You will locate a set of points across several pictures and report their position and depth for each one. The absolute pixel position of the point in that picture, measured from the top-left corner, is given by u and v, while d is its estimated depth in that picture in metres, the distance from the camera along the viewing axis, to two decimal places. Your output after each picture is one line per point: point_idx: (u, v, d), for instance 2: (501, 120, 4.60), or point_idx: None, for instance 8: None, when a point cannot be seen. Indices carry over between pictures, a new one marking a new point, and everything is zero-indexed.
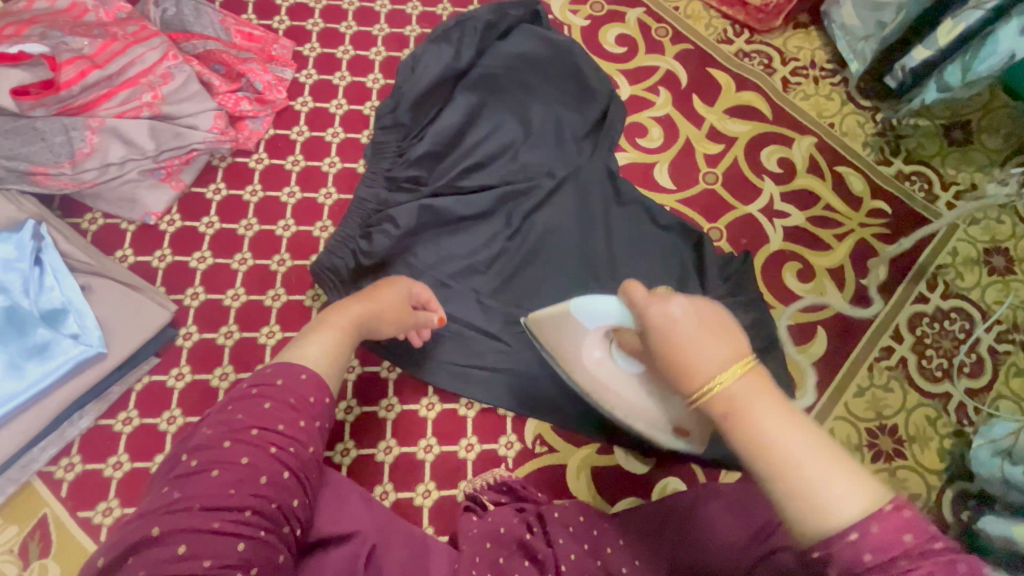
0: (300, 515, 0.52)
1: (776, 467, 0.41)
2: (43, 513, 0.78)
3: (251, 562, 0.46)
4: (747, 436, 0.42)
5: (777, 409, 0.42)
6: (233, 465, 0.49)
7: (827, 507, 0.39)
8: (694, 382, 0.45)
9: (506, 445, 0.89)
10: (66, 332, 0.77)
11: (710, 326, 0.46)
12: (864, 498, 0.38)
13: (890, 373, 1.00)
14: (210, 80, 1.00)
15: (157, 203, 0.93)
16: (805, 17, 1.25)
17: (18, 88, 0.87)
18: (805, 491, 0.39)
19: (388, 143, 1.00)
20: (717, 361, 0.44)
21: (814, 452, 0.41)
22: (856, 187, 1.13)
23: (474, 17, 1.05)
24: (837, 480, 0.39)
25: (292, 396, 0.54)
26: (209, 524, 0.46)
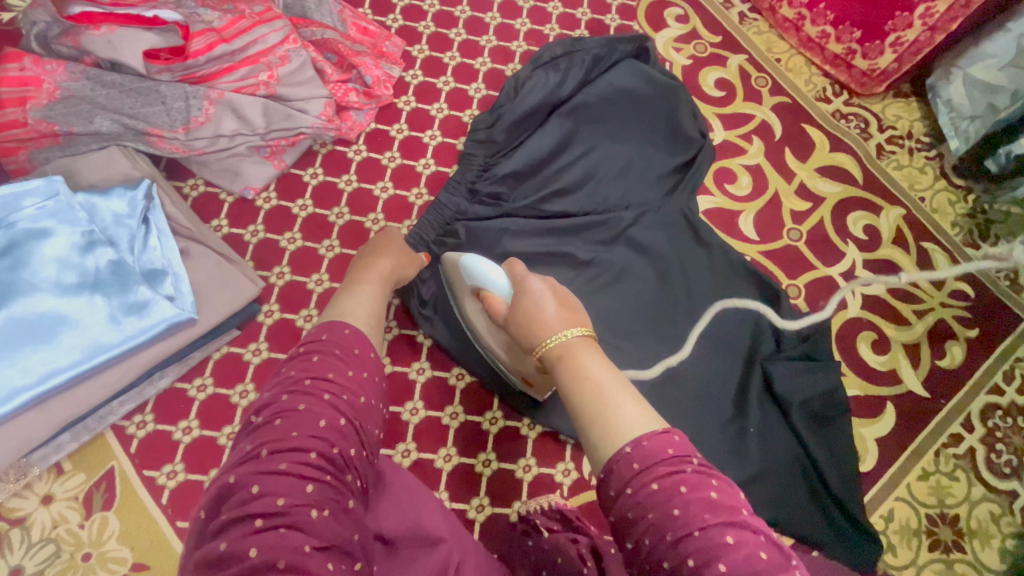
0: (359, 466, 0.54)
1: (589, 403, 0.49)
2: (111, 465, 0.79)
3: (321, 503, 0.48)
4: (574, 374, 0.52)
5: (594, 354, 0.54)
6: (291, 411, 0.53)
7: (614, 424, 0.46)
8: (541, 333, 0.58)
9: (563, 472, 0.88)
10: (162, 293, 0.78)
11: (564, 300, 0.61)
12: (645, 423, 0.46)
13: (956, 462, 0.97)
14: (323, 67, 1.02)
15: (257, 178, 0.95)
16: (907, 87, 1.24)
17: (149, 51, 0.91)
18: (603, 427, 0.47)
19: (477, 158, 1.02)
20: (561, 320, 0.58)
21: (612, 385, 0.50)
22: (941, 265, 1.11)
23: (582, 50, 1.08)
24: (627, 411, 0.47)
25: (337, 348, 0.59)
26: (276, 466, 0.49)
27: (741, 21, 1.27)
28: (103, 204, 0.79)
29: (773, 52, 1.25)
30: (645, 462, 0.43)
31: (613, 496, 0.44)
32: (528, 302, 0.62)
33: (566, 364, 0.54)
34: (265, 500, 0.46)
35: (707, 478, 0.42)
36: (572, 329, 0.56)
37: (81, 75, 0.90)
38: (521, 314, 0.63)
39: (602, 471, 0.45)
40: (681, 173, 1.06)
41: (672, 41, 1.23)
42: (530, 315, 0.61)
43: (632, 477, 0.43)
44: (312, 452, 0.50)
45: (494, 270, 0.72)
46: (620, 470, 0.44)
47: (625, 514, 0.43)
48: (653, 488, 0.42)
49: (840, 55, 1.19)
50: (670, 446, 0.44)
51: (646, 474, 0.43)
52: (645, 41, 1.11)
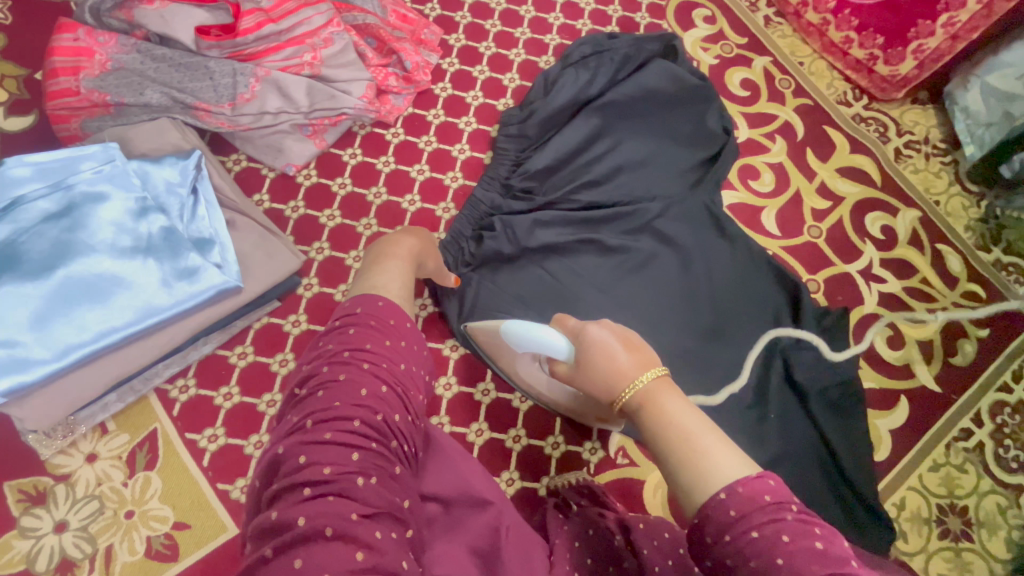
0: (402, 432, 0.56)
1: (676, 449, 0.49)
2: (153, 427, 0.81)
3: (366, 470, 0.49)
4: (658, 420, 0.52)
5: (676, 397, 0.53)
6: (333, 382, 0.54)
7: (708, 473, 0.46)
8: (618, 382, 0.57)
9: (590, 450, 0.90)
10: (211, 261, 0.80)
11: (629, 342, 0.60)
12: (740, 468, 0.46)
13: (966, 455, 1.01)
14: (364, 51, 1.05)
15: (299, 155, 0.98)
16: (925, 94, 1.28)
17: (200, 27, 0.94)
18: (696, 476, 0.47)
19: (506, 153, 1.04)
20: (633, 365, 0.57)
21: (701, 429, 0.50)
22: (954, 266, 1.14)
23: (609, 49, 1.10)
24: (721, 456, 0.47)
25: (372, 319, 0.60)
26: (322, 436, 0.50)
27: (766, 24, 1.31)
28: (155, 172, 0.81)
29: (796, 56, 1.29)
30: (742, 509, 0.44)
31: (710, 541, 0.45)
32: (595, 350, 0.62)
33: (649, 411, 0.53)
34: (312, 469, 0.48)
35: (809, 527, 0.43)
36: (647, 374, 0.55)
37: (133, 48, 0.92)
38: (591, 367, 0.61)
39: (698, 520, 0.46)
40: (705, 167, 1.08)
41: (700, 41, 1.26)
42: (601, 362, 0.60)
43: (730, 524, 0.44)
44: (356, 421, 0.51)
45: (547, 332, 0.71)
46: (714, 517, 0.44)
47: (725, 560, 0.44)
48: (753, 536, 0.42)
49: (862, 61, 1.23)
50: (767, 493, 0.44)
51: (744, 522, 0.43)
52: (672, 39, 1.13)
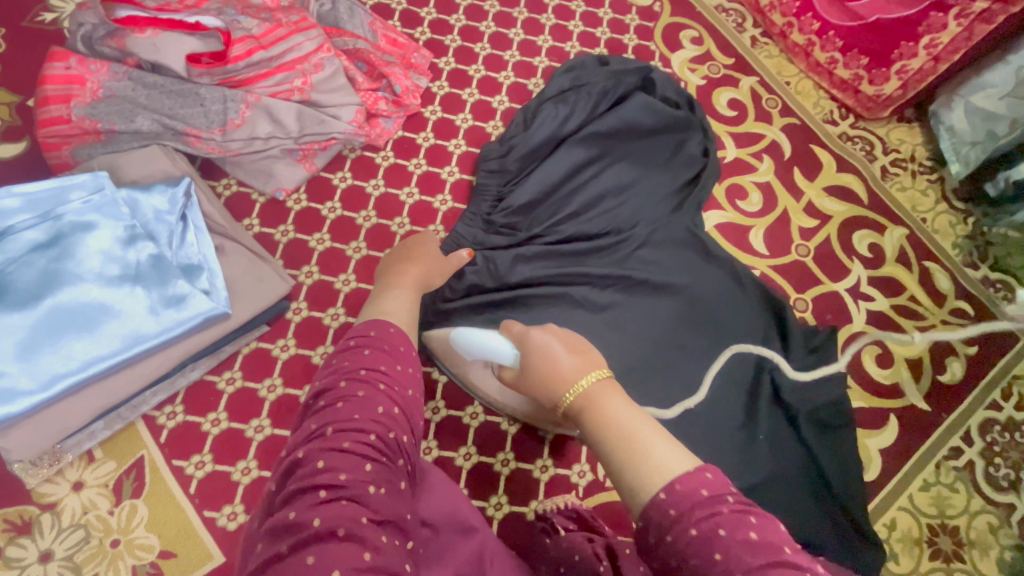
0: (408, 450, 0.57)
1: (617, 448, 0.51)
2: (140, 454, 0.81)
3: (377, 480, 0.51)
4: (600, 421, 0.54)
5: (621, 399, 0.56)
6: (352, 396, 0.56)
7: (645, 465, 0.48)
8: (564, 390, 0.60)
9: (579, 473, 0.90)
10: (198, 287, 0.81)
11: (572, 345, 0.64)
12: (676, 461, 0.48)
13: (956, 474, 1.01)
14: (354, 76, 1.06)
15: (289, 180, 0.98)
16: (910, 113, 1.29)
17: (191, 55, 0.95)
18: (634, 474, 0.48)
19: (489, 187, 1.04)
20: (573, 369, 0.60)
21: (643, 428, 0.52)
22: (941, 284, 1.15)
23: (589, 80, 1.11)
24: (662, 452, 0.49)
25: (386, 343, 0.63)
26: (339, 444, 0.52)
27: (753, 45, 1.33)
28: (144, 200, 0.82)
29: (783, 75, 1.30)
30: (681, 505, 0.44)
31: (655, 540, 0.46)
32: (538, 353, 0.65)
33: (593, 414, 0.56)
34: (329, 475, 0.50)
35: (744, 516, 0.43)
36: (590, 378, 0.58)
37: (125, 76, 0.93)
38: (538, 374, 0.64)
39: (640, 517, 0.47)
40: (688, 190, 1.09)
41: (687, 62, 1.28)
42: (544, 367, 0.63)
43: (671, 523, 0.44)
44: (372, 435, 0.53)
45: (495, 338, 0.75)
46: (656, 514, 0.45)
47: (669, 558, 0.44)
48: (692, 534, 0.43)
49: (847, 81, 1.25)
50: (704, 486, 0.45)
51: (682, 519, 0.44)
52: (650, 71, 1.13)
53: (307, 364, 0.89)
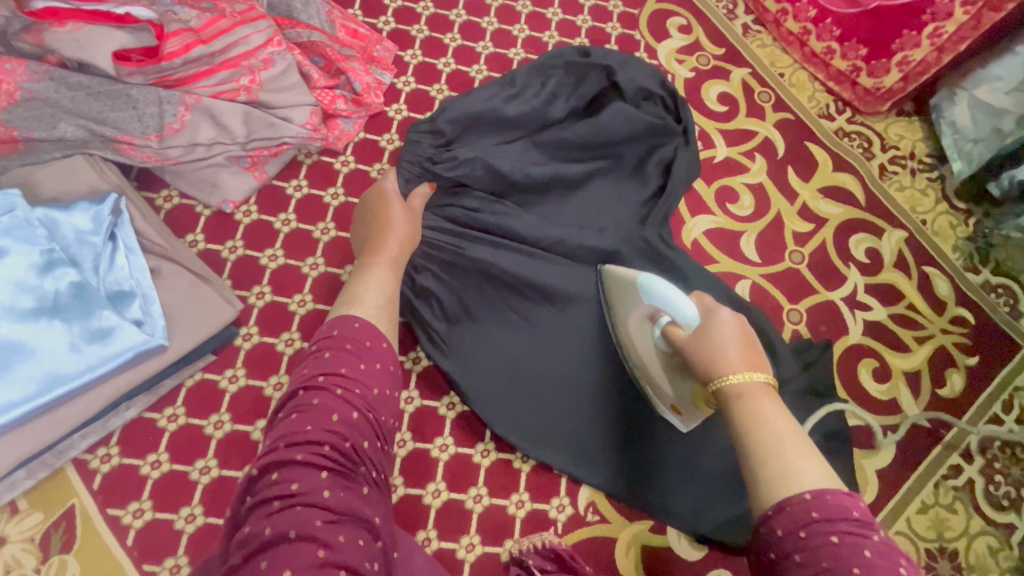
0: (374, 456, 0.58)
1: (764, 446, 0.51)
2: (71, 503, 0.73)
3: (336, 485, 0.52)
4: (750, 415, 0.53)
5: (777, 405, 0.54)
6: (308, 406, 0.57)
7: (795, 479, 0.48)
8: (725, 371, 0.58)
9: (558, 507, 0.83)
10: (129, 317, 0.72)
11: (748, 341, 0.60)
12: (827, 483, 0.48)
13: (955, 494, 0.96)
14: (309, 72, 0.96)
15: (237, 191, 0.89)
16: (910, 106, 1.22)
17: (120, 52, 0.84)
18: (781, 475, 0.49)
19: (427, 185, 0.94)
20: (744, 361, 0.58)
21: (798, 441, 0.51)
22: (941, 290, 1.09)
23: (556, 76, 1.02)
24: (810, 468, 0.49)
25: (347, 343, 0.62)
26: (296, 455, 0.54)
27: (745, 33, 1.24)
28: (64, 220, 0.73)
29: (776, 66, 1.22)
30: (825, 514, 0.45)
31: (778, 536, 0.46)
32: (713, 331, 0.62)
33: (743, 403, 0.55)
34: (284, 483, 0.52)
35: (894, 553, 0.44)
36: (757, 375, 0.56)
37: (45, 75, 0.82)
38: (703, 348, 0.62)
39: (769, 512, 0.48)
40: (652, 201, 1.00)
41: (675, 53, 1.19)
42: (714, 348, 0.60)
43: (809, 522, 0.45)
44: (325, 445, 0.54)
45: (682, 298, 0.70)
46: (795, 513, 0.46)
47: (791, 555, 0.45)
48: (832, 540, 0.44)
49: (845, 72, 1.17)
50: (855, 508, 0.46)
51: (824, 524, 0.45)
52: (630, 64, 1.05)
53: (258, 397, 0.81)
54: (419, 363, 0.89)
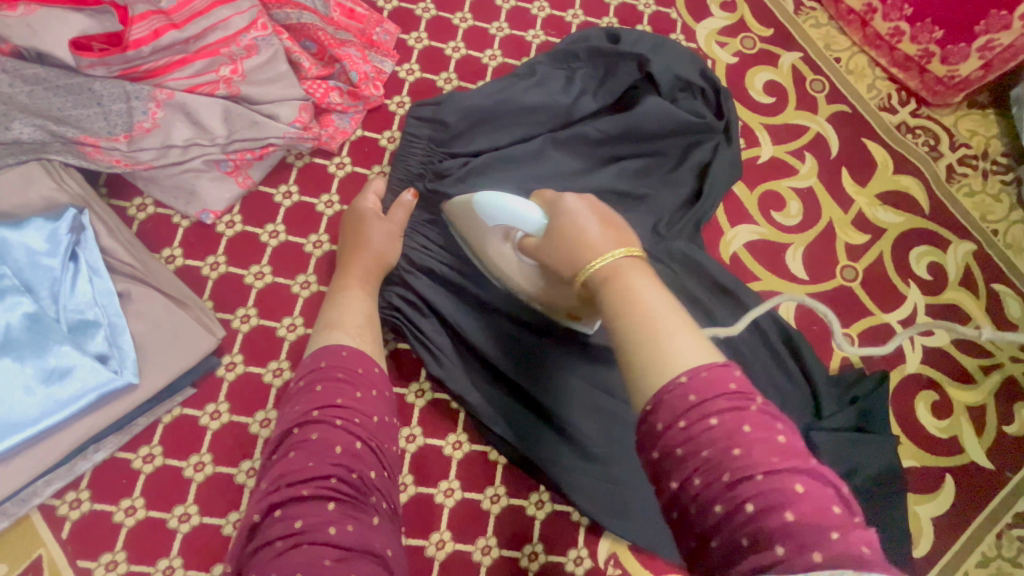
0: (382, 486, 0.51)
1: (636, 327, 0.40)
2: (37, 554, 0.66)
3: (341, 519, 0.45)
4: (619, 295, 0.42)
5: (651, 280, 0.43)
6: (305, 443, 0.49)
7: (670, 357, 0.38)
8: (587, 258, 0.47)
9: (575, 560, 0.75)
10: (91, 352, 0.64)
11: (608, 218, 0.50)
12: (704, 355, 0.39)
13: (1021, 545, 0.85)
14: (299, 60, 0.84)
15: (218, 200, 0.79)
16: (984, 96, 1.07)
17: (79, 40, 0.72)
18: (655, 361, 0.38)
19: (422, 184, 0.84)
20: (605, 238, 0.47)
21: (670, 310, 0.41)
22: (1012, 312, 0.96)
23: (582, 68, 0.90)
24: (685, 340, 0.39)
25: (340, 370, 0.55)
26: (299, 493, 0.46)
27: (797, 10, 1.09)
28: (15, 239, 0.64)
29: (832, 50, 1.07)
30: (704, 393, 0.37)
31: (659, 431, 0.37)
32: (572, 222, 0.51)
33: (611, 285, 0.44)
34: (285, 522, 0.45)
35: (774, 421, 0.37)
36: (621, 250, 0.45)
37: None
38: (564, 241, 0.50)
39: (648, 405, 0.38)
40: (682, 210, 0.89)
41: (716, 34, 1.04)
42: (576, 236, 0.49)
43: (687, 410, 0.36)
44: (330, 477, 0.47)
45: (522, 203, 0.61)
46: (673, 402, 0.37)
47: (674, 452, 0.36)
48: (711, 423, 0.36)
49: (913, 58, 1.02)
50: (732, 380, 0.38)
51: (701, 408, 0.36)
52: (666, 48, 0.91)
53: (242, 435, 0.73)
54: (425, 395, 0.79)
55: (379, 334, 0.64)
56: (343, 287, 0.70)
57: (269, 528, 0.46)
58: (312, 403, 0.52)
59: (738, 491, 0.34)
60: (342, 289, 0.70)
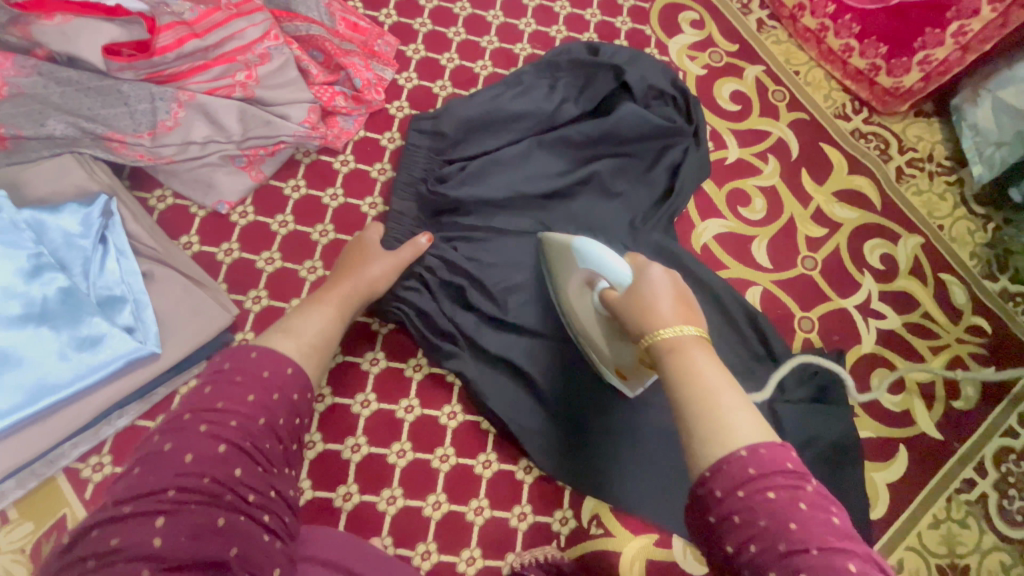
0: (265, 492, 0.52)
1: (696, 398, 0.50)
2: (62, 513, 0.71)
3: (159, 513, 0.46)
4: (686, 367, 0.53)
5: (708, 355, 0.54)
6: (160, 451, 0.50)
7: (730, 427, 0.47)
8: (660, 329, 0.58)
9: (560, 520, 0.81)
10: (119, 324, 0.70)
11: (682, 297, 0.61)
12: (758, 432, 0.47)
13: (968, 509, 0.93)
14: (307, 67, 0.93)
15: (232, 191, 0.87)
16: (929, 106, 1.18)
17: (110, 47, 0.81)
18: (714, 430, 0.47)
19: (423, 185, 0.92)
20: (676, 316, 0.58)
21: (734, 391, 0.51)
22: (957, 298, 1.05)
23: (564, 77, 0.99)
24: (742, 416, 0.48)
25: (241, 374, 0.55)
26: (126, 505, 0.46)
27: (760, 28, 1.20)
28: (52, 222, 0.70)
29: (791, 64, 1.18)
30: (762, 469, 0.44)
31: (718, 498, 0.44)
32: (649, 293, 0.63)
33: (677, 357, 0.54)
34: (104, 533, 0.45)
35: (828, 503, 0.43)
36: (688, 328, 0.56)
37: (32, 69, 0.78)
38: (638, 306, 0.62)
39: (706, 470, 0.46)
40: (657, 205, 0.98)
41: (686, 49, 1.15)
42: (654, 308, 0.61)
43: (745, 480, 0.44)
44: (172, 483, 0.47)
45: (616, 259, 0.72)
46: (731, 471, 0.44)
47: (729, 516, 0.43)
48: (768, 496, 0.42)
49: (862, 71, 1.13)
50: (789, 460, 0.45)
51: (761, 480, 0.43)
52: (639, 60, 1.01)
53: None
54: (422, 370, 0.86)
55: (324, 361, 0.64)
56: (321, 298, 0.73)
57: (110, 535, 0.45)
58: (191, 407, 0.53)
59: (791, 560, 0.39)
60: (316, 302, 0.72)
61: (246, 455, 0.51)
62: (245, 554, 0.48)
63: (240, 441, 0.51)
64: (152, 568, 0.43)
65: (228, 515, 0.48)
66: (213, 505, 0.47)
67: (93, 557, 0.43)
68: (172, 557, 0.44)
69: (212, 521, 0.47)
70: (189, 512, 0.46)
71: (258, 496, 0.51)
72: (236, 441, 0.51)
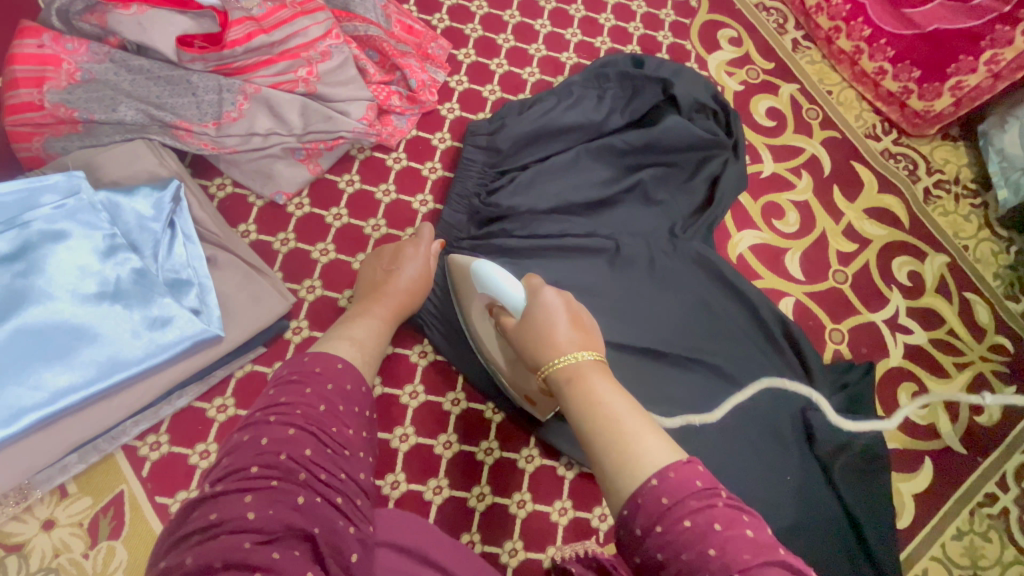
0: (345, 486, 0.52)
1: (605, 432, 0.45)
2: (119, 489, 0.73)
3: (258, 504, 0.46)
4: (586, 398, 0.49)
5: (607, 381, 0.51)
6: (240, 445, 0.51)
7: (635, 457, 0.43)
8: (554, 356, 0.54)
9: (599, 517, 0.83)
10: (186, 305, 0.72)
11: (576, 318, 0.58)
12: (669, 456, 0.42)
13: (991, 522, 0.95)
14: (365, 66, 0.95)
15: (291, 183, 0.89)
16: (955, 130, 1.22)
17: (183, 37, 0.83)
18: (623, 464, 0.43)
19: (475, 191, 0.95)
20: (572, 340, 0.55)
21: (633, 415, 0.47)
22: (981, 317, 1.08)
23: (612, 88, 1.02)
24: (649, 442, 0.44)
25: (299, 370, 0.57)
26: (218, 490, 0.48)
27: (795, 48, 1.24)
28: (127, 204, 0.73)
29: (825, 84, 1.22)
30: (676, 496, 0.39)
31: (639, 536, 0.40)
32: (540, 316, 0.59)
33: (576, 387, 0.51)
34: (202, 516, 0.46)
35: (740, 514, 0.39)
36: (585, 353, 0.53)
37: (105, 57, 0.82)
38: (532, 332, 0.59)
39: (623, 506, 0.41)
40: (696, 214, 1.00)
41: (725, 65, 1.18)
42: (543, 331, 0.58)
43: (662, 514, 0.39)
44: (252, 466, 0.48)
45: (510, 281, 0.69)
46: (646, 506, 0.40)
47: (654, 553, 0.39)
48: (684, 525, 0.38)
49: (894, 93, 1.16)
50: (697, 477, 0.40)
51: (675, 509, 0.39)
52: (682, 73, 1.05)
53: None
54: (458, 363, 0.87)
55: (377, 361, 0.68)
56: (367, 307, 0.75)
57: (203, 523, 0.45)
58: (263, 406, 0.54)
59: None
60: (362, 311, 0.74)
61: (314, 437, 0.52)
62: (328, 535, 0.48)
63: (306, 424, 0.52)
64: (250, 542, 0.43)
65: (306, 493, 0.48)
66: (290, 484, 0.48)
67: (196, 533, 0.45)
68: (265, 531, 0.44)
69: (291, 498, 0.47)
70: (272, 490, 0.47)
71: (331, 477, 0.51)
72: (303, 426, 0.52)
